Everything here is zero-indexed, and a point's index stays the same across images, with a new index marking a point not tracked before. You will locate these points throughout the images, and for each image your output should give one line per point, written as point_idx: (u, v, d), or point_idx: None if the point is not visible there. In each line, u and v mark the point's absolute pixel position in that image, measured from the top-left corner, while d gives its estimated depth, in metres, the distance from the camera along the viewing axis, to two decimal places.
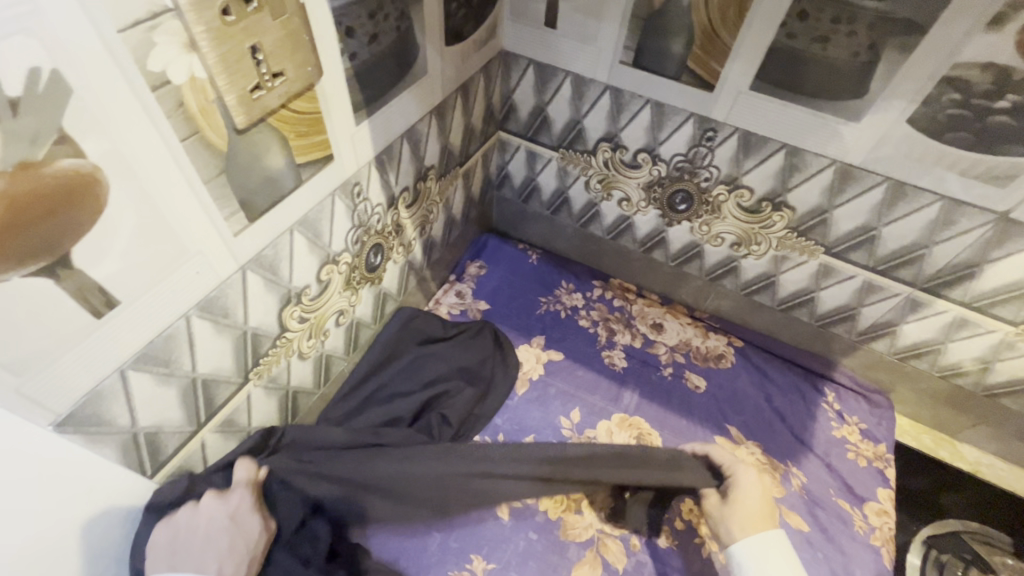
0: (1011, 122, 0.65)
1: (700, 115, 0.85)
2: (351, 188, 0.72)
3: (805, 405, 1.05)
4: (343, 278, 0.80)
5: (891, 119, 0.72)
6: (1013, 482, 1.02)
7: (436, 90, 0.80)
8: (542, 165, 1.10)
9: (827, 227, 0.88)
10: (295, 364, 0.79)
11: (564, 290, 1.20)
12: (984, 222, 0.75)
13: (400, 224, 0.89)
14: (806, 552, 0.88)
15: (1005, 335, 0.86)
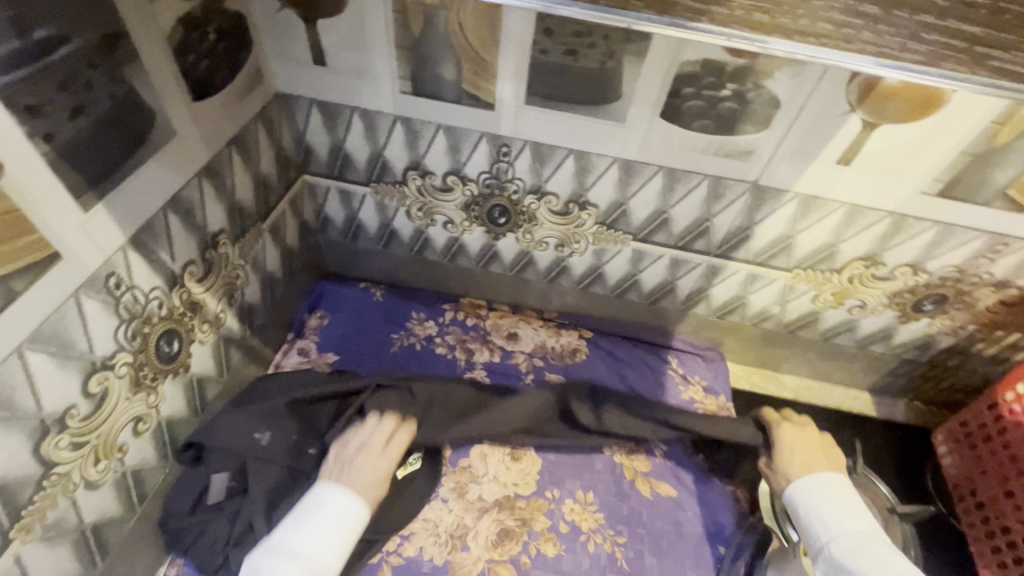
0: (737, 106, 0.75)
1: (491, 133, 0.87)
2: (103, 281, 0.61)
3: (655, 377, 1.14)
4: (130, 381, 0.69)
5: (648, 116, 0.79)
6: (825, 397, 1.19)
7: (197, 150, 0.72)
8: (358, 201, 1.05)
9: (628, 217, 0.94)
10: (84, 498, 0.66)
11: (415, 320, 1.16)
12: (744, 191, 0.86)
13: (196, 301, 0.79)
14: (678, 515, 0.97)
15: (786, 280, 1.00)
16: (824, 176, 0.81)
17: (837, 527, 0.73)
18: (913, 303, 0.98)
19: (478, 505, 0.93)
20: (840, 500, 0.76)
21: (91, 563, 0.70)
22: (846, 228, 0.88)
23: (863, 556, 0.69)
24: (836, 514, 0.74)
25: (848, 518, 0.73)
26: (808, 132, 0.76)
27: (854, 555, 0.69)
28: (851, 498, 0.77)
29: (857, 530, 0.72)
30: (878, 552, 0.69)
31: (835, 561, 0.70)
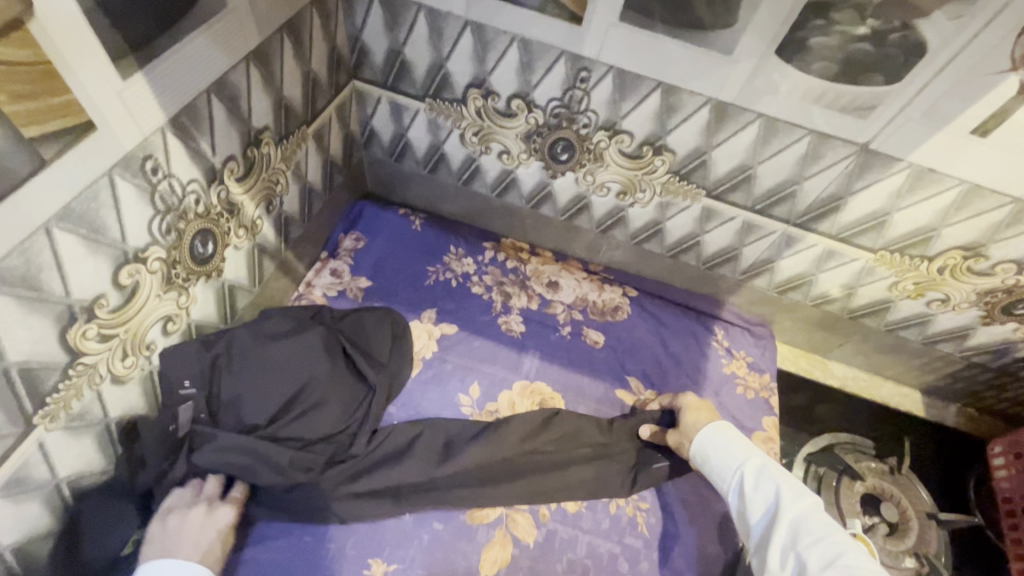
0: (870, 50, 0.64)
1: (572, 53, 0.77)
2: (140, 163, 0.55)
3: (698, 346, 1.07)
4: (160, 277, 0.64)
5: (761, 51, 0.68)
6: (873, 390, 1.12)
7: (249, 30, 0.64)
8: (409, 117, 0.97)
9: (705, 168, 0.85)
10: (109, 393, 0.63)
11: (453, 255, 1.10)
12: (849, 154, 0.76)
13: (234, 202, 0.73)
14: (705, 491, 0.91)
15: (866, 262, 0.90)
16: (950, 147, 0.70)
17: (737, 458, 0.79)
18: (1004, 305, 0.89)
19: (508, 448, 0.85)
20: (732, 445, 0.80)
21: (114, 459, 0.69)
22: (957, 212, 0.77)
23: (762, 487, 0.74)
24: (735, 447, 0.80)
25: (739, 453, 0.79)
26: (947, 91, 0.65)
27: (756, 481, 0.75)
28: (728, 440, 0.81)
29: (760, 458, 0.78)
30: (781, 478, 0.74)
31: (746, 497, 0.75)
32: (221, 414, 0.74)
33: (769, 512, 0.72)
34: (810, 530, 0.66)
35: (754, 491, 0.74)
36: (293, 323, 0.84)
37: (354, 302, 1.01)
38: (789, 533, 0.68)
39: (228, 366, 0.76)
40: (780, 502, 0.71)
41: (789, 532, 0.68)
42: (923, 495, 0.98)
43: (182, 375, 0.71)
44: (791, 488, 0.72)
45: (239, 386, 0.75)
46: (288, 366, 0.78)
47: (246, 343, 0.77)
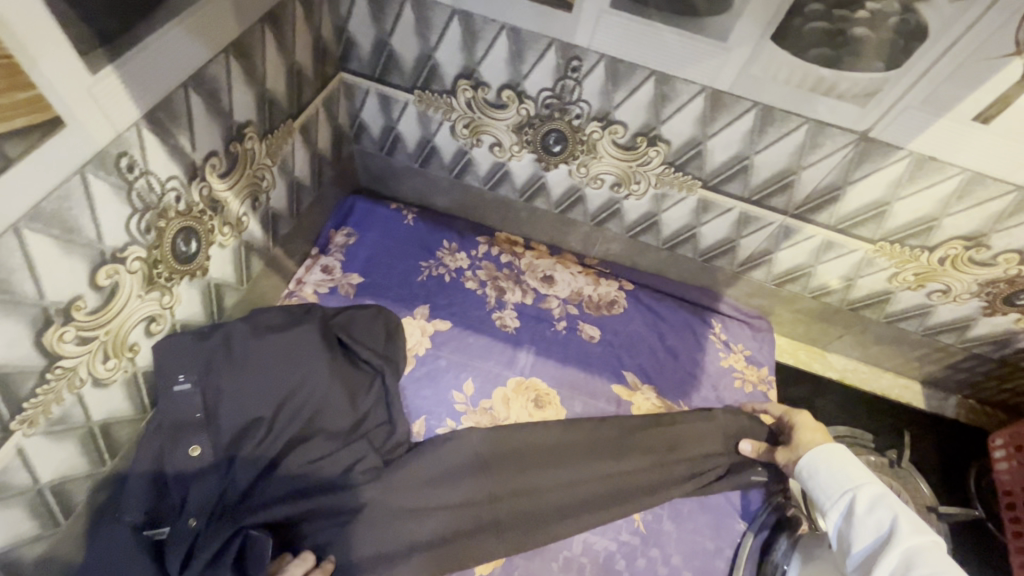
0: (870, 35, 0.62)
1: (562, 41, 0.75)
2: (114, 160, 0.54)
3: (695, 340, 1.05)
4: (142, 278, 0.62)
5: (757, 37, 0.66)
6: (872, 382, 1.11)
7: (227, 21, 0.62)
8: (398, 110, 0.95)
9: (701, 159, 0.83)
10: (91, 396, 0.62)
11: (446, 250, 1.08)
12: (848, 142, 0.74)
13: (217, 198, 0.71)
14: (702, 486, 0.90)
15: (866, 252, 0.89)
16: (952, 135, 0.68)
17: (849, 480, 0.73)
18: (1006, 295, 0.87)
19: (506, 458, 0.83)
20: (842, 467, 0.75)
21: (100, 462, 0.67)
22: (958, 201, 0.75)
23: (875, 510, 0.69)
24: (853, 470, 0.75)
25: (852, 475, 0.74)
26: (950, 76, 0.63)
27: (868, 504, 0.70)
28: (837, 463, 0.76)
29: (875, 482, 0.72)
30: (901, 509, 0.68)
31: (855, 519, 0.70)
32: (216, 415, 0.72)
33: (882, 539, 0.66)
34: (929, 562, 0.60)
35: (865, 514, 0.69)
36: (289, 316, 0.83)
37: (346, 299, 0.99)
38: (904, 564, 0.62)
39: (220, 363, 0.74)
40: (896, 531, 0.65)
41: (904, 563, 0.62)
42: (925, 489, 0.95)
43: (176, 369, 0.70)
44: (910, 518, 0.67)
45: (231, 384, 0.73)
46: (277, 363, 0.77)
47: (242, 339, 0.76)
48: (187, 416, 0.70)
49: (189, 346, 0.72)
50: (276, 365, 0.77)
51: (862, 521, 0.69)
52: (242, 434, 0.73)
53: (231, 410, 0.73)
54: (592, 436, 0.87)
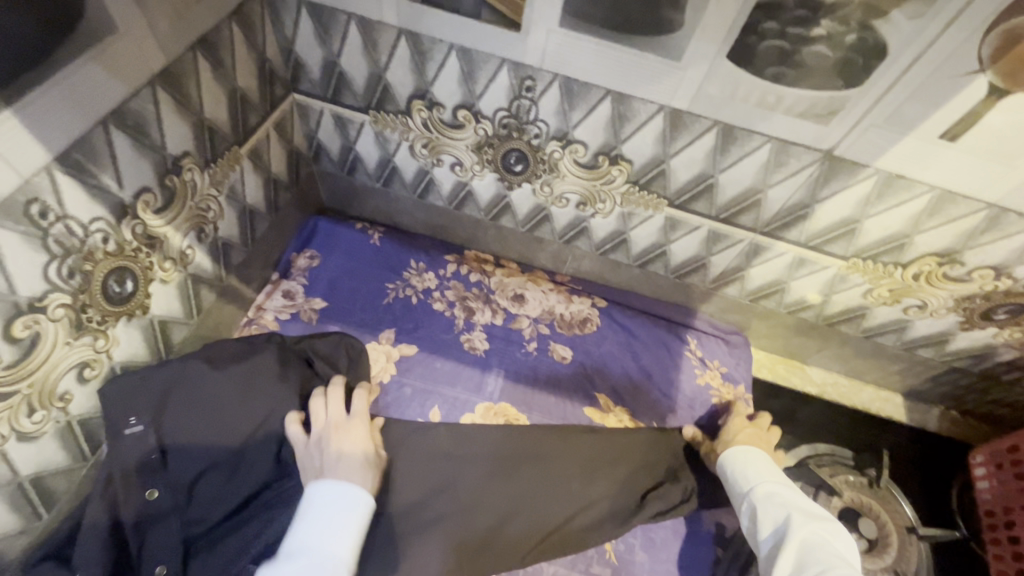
0: (827, 53, 0.59)
1: (513, 61, 0.72)
2: (21, 208, 0.50)
3: (670, 357, 1.03)
4: (67, 325, 0.59)
5: (711, 55, 0.63)
6: (853, 395, 1.08)
7: (151, 52, 0.58)
8: (355, 130, 0.92)
9: (665, 178, 0.80)
10: (15, 452, 0.58)
11: (413, 270, 1.05)
12: (813, 161, 0.71)
13: (154, 234, 0.68)
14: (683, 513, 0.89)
15: (838, 269, 0.86)
16: (918, 154, 0.66)
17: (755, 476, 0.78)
18: (983, 311, 0.85)
19: (496, 459, 0.85)
20: (753, 467, 0.79)
21: (34, 516, 0.64)
22: (928, 218, 0.73)
23: (775, 508, 0.73)
24: (752, 470, 0.79)
25: (760, 475, 0.78)
26: (912, 95, 0.60)
27: (771, 502, 0.74)
28: (750, 464, 0.80)
29: (780, 481, 0.76)
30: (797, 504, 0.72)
31: (759, 516, 0.73)
32: (173, 456, 0.70)
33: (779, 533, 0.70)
34: (817, 553, 0.65)
35: (765, 509, 0.73)
36: (249, 347, 0.81)
37: (307, 326, 0.96)
38: (799, 556, 0.66)
39: (174, 399, 0.72)
40: (792, 522, 0.70)
41: (799, 555, 0.66)
42: (904, 509, 0.93)
43: (127, 411, 0.68)
44: (803, 513, 0.71)
45: (189, 419, 0.71)
46: (228, 404, 0.74)
47: (198, 374, 0.74)
48: (141, 459, 0.68)
49: (145, 380, 0.70)
50: (226, 407, 0.73)
51: (762, 515, 0.73)
52: (202, 475, 0.72)
53: (188, 450, 0.71)
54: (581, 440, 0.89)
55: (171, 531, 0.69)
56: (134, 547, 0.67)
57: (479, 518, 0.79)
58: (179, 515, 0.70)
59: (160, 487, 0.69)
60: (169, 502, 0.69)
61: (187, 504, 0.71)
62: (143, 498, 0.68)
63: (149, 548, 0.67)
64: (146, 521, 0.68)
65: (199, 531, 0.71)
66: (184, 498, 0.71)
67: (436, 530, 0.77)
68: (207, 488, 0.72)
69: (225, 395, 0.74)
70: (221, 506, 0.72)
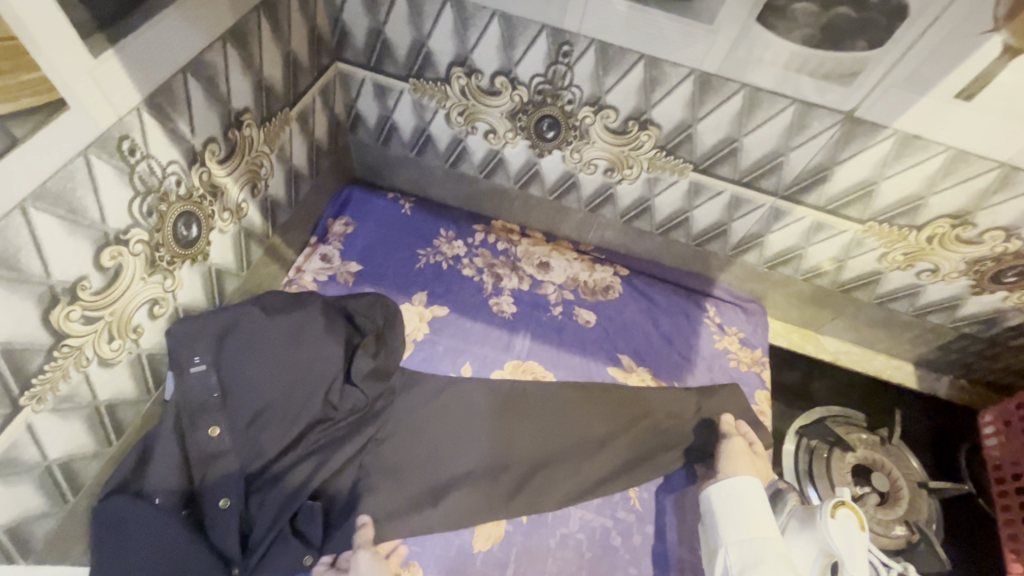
0: (851, 14, 0.63)
1: (553, 26, 0.76)
2: (116, 143, 0.55)
3: (689, 323, 1.07)
4: (145, 260, 0.64)
5: (741, 18, 0.68)
6: (865, 363, 1.12)
7: (223, 8, 0.63)
8: (394, 99, 0.96)
9: (692, 142, 0.84)
10: (96, 375, 0.63)
11: (443, 238, 1.10)
12: (834, 123, 0.75)
13: (217, 184, 0.73)
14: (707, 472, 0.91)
15: (854, 233, 0.90)
16: (935, 114, 0.70)
17: (734, 527, 0.76)
18: (993, 273, 0.89)
19: (514, 426, 0.89)
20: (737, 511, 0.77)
21: (106, 442, 0.69)
22: (943, 179, 0.77)
23: (746, 557, 0.73)
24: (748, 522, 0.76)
25: (739, 525, 0.76)
26: (931, 55, 0.65)
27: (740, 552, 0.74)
28: (735, 504, 0.77)
29: (763, 535, 0.74)
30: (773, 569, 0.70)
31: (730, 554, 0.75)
32: (231, 396, 0.76)
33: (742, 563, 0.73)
34: None
35: (734, 551, 0.74)
36: (293, 299, 0.84)
37: (344, 287, 1.00)
38: None
39: (231, 341, 0.77)
40: None
41: None
42: (914, 464, 0.97)
43: (191, 352, 0.73)
44: None
45: (246, 363, 0.77)
46: (278, 348, 0.79)
47: (251, 322, 0.78)
48: (204, 397, 0.74)
49: (204, 324, 0.74)
50: (276, 351, 0.79)
51: (728, 555, 0.74)
52: (259, 417, 0.78)
53: (245, 392, 0.76)
54: (591, 406, 0.93)
55: (230, 465, 0.74)
56: (197, 479, 0.72)
57: (494, 480, 0.84)
58: (237, 452, 0.75)
59: (221, 425, 0.74)
60: (229, 441, 0.75)
61: (244, 443, 0.76)
62: (206, 434, 0.73)
63: (212, 478, 0.73)
64: (209, 453, 0.73)
65: (257, 468, 0.77)
66: (242, 436, 0.76)
67: (450, 481, 0.83)
68: (264, 426, 0.78)
69: (275, 339, 0.79)
70: (277, 443, 0.79)
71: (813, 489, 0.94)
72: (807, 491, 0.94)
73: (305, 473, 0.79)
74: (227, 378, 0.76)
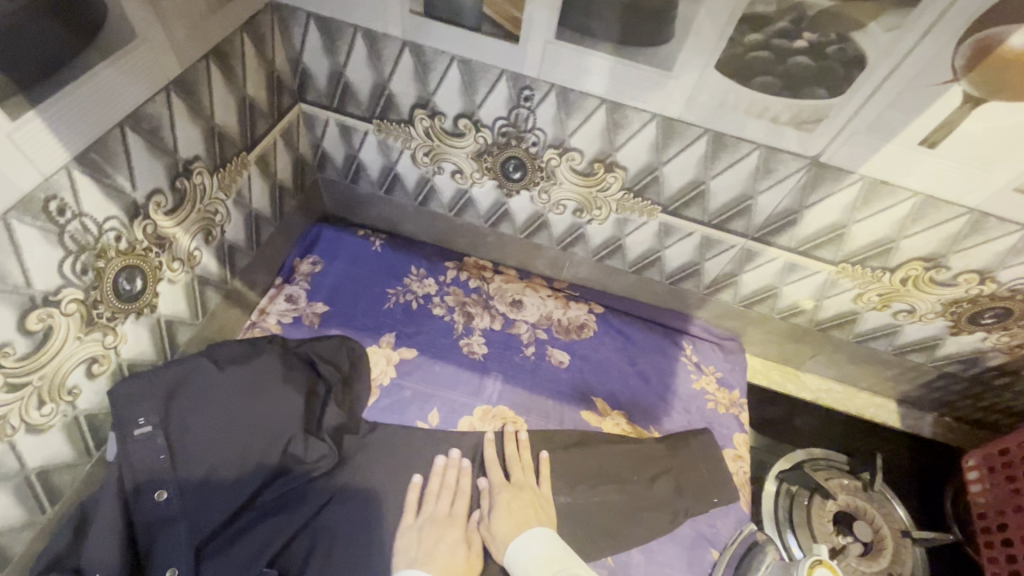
0: (810, 63, 0.62)
1: (513, 72, 0.75)
2: (42, 204, 0.53)
3: (666, 363, 1.04)
4: (79, 319, 0.61)
5: (700, 65, 0.66)
6: (847, 401, 1.10)
7: (166, 59, 0.62)
8: (359, 139, 0.95)
9: (659, 184, 0.83)
10: (24, 443, 0.60)
11: (413, 276, 1.07)
12: (800, 167, 0.74)
13: (163, 235, 0.70)
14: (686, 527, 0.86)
15: (829, 274, 0.88)
16: (901, 160, 0.68)
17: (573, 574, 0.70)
18: (970, 315, 0.87)
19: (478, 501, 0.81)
20: (532, 551, 0.72)
21: (39, 510, 0.65)
22: (913, 223, 0.75)
23: None
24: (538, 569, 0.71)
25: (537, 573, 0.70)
26: (892, 103, 0.63)
27: None
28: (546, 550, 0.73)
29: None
30: None
31: None
32: (182, 455, 0.71)
33: None
34: None
35: None
36: (251, 348, 0.82)
37: (309, 329, 0.97)
38: None
39: (181, 396, 0.73)
40: None
41: None
42: (899, 512, 0.93)
43: (136, 413, 0.69)
44: None
45: (195, 419, 0.72)
46: (231, 401, 0.75)
47: (204, 375, 0.75)
48: (151, 460, 0.69)
49: (150, 380, 0.71)
50: (230, 404, 0.75)
51: None
52: (212, 475, 0.72)
53: (196, 449, 0.72)
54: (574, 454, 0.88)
55: (179, 533, 0.69)
56: (142, 549, 0.68)
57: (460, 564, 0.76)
58: (186, 519, 0.70)
59: (169, 489, 0.69)
60: (179, 505, 0.69)
61: (194, 507, 0.71)
62: (151, 500, 0.68)
63: (159, 550, 0.68)
64: (154, 522, 0.68)
65: (209, 534, 0.71)
66: (191, 498, 0.70)
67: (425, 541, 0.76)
68: (219, 488, 0.72)
69: (227, 390, 0.76)
70: (233, 505, 0.73)
71: (793, 536, 0.89)
72: (785, 537, 0.89)
73: (264, 536, 0.73)
74: (177, 436, 0.71)
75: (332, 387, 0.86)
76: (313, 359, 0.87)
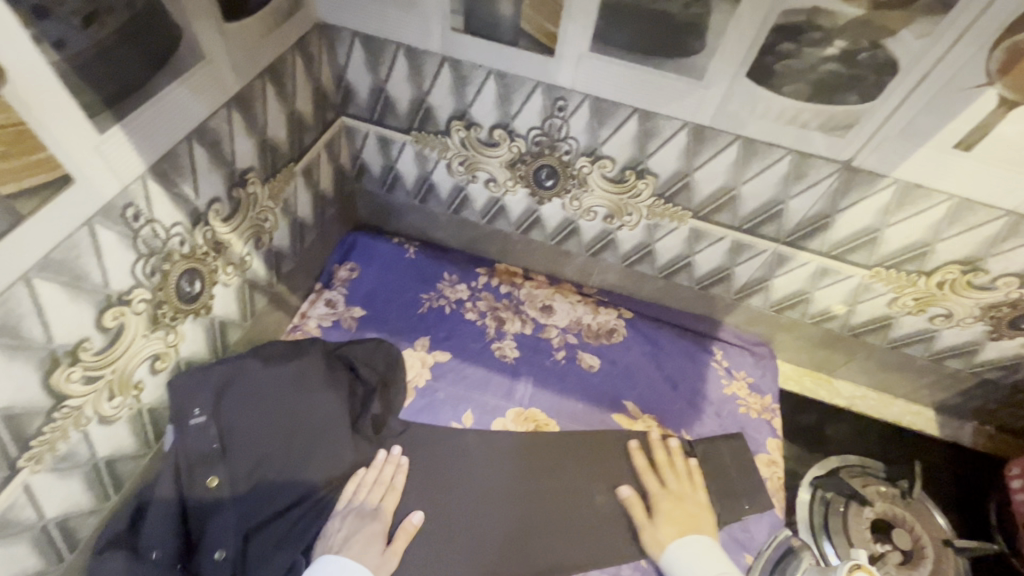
0: (841, 69, 0.64)
1: (547, 83, 0.78)
2: (120, 211, 0.58)
3: (695, 367, 1.04)
4: (146, 318, 0.66)
5: (731, 73, 0.68)
6: (882, 409, 1.08)
7: (227, 76, 0.66)
8: (397, 150, 0.99)
9: (689, 190, 0.84)
10: (96, 433, 0.64)
11: (446, 282, 1.10)
12: (831, 172, 0.75)
13: (220, 241, 0.75)
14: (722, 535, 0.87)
15: (861, 278, 0.88)
16: (935, 165, 0.69)
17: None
18: (1010, 319, 0.85)
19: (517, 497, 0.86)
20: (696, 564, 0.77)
21: (105, 497, 0.70)
22: (948, 226, 0.75)
23: None
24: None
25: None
26: (926, 106, 0.64)
27: None
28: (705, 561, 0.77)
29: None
30: None
31: None
32: (232, 446, 0.75)
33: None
34: None
35: None
36: (296, 348, 0.86)
37: (348, 332, 1.01)
38: None
39: (232, 390, 0.77)
40: None
41: None
42: (939, 520, 0.92)
43: (191, 404, 0.73)
44: None
45: (245, 414, 0.76)
46: (278, 396, 0.79)
47: (254, 373, 0.79)
48: (205, 450, 0.73)
49: (203, 375, 0.75)
50: (277, 400, 0.79)
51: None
52: (259, 465, 0.76)
53: (244, 443, 0.75)
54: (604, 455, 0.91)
55: (228, 520, 0.72)
56: (195, 531, 0.72)
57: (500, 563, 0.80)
58: (235, 506, 0.73)
59: (221, 476, 0.73)
60: (229, 492, 0.73)
61: (244, 495, 0.74)
62: (204, 487, 0.72)
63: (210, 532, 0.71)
64: (206, 508, 0.72)
65: (256, 522, 0.74)
66: (244, 486, 0.74)
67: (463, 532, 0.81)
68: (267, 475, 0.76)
69: (273, 385, 0.79)
70: (279, 495, 0.76)
71: (829, 543, 0.88)
72: (821, 545, 0.88)
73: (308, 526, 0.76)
74: (228, 429, 0.75)
75: (372, 389, 0.89)
76: (352, 360, 0.90)
